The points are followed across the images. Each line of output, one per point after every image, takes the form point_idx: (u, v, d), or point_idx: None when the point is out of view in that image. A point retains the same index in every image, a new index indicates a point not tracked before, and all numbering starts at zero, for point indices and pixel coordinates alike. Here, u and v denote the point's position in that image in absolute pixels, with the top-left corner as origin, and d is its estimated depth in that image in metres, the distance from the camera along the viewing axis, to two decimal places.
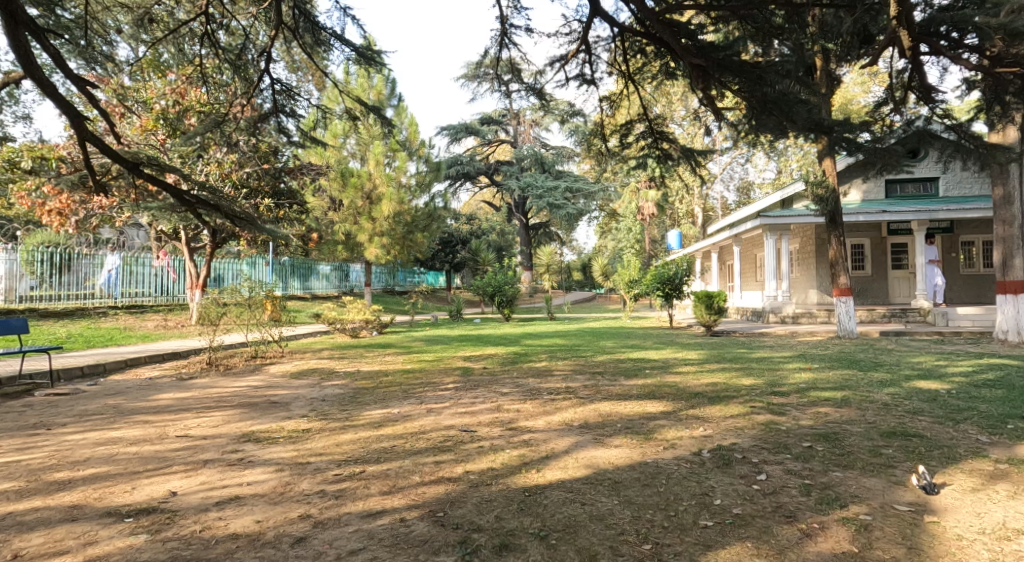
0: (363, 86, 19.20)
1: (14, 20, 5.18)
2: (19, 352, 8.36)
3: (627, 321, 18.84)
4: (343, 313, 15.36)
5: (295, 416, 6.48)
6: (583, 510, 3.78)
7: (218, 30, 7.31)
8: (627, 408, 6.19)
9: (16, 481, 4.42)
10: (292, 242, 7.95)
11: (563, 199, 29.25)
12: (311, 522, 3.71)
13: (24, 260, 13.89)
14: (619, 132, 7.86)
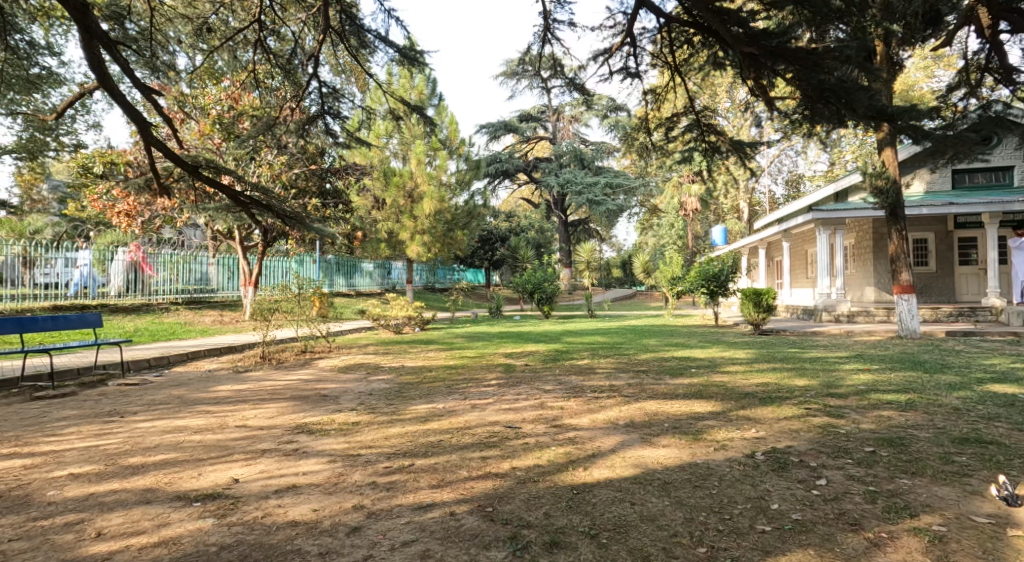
0: (405, 86, 19.39)
1: (89, 34, 5.39)
2: (93, 344, 8.74)
3: (669, 320, 18.50)
4: (387, 310, 15.56)
5: (345, 409, 6.61)
6: (633, 509, 3.73)
7: (269, 37, 7.49)
8: (674, 407, 6.10)
9: (94, 464, 4.64)
10: (339, 241, 8.07)
11: (602, 196, 28.94)
12: (364, 512, 3.77)
13: (96, 259, 14.63)
14: (665, 126, 7.69)
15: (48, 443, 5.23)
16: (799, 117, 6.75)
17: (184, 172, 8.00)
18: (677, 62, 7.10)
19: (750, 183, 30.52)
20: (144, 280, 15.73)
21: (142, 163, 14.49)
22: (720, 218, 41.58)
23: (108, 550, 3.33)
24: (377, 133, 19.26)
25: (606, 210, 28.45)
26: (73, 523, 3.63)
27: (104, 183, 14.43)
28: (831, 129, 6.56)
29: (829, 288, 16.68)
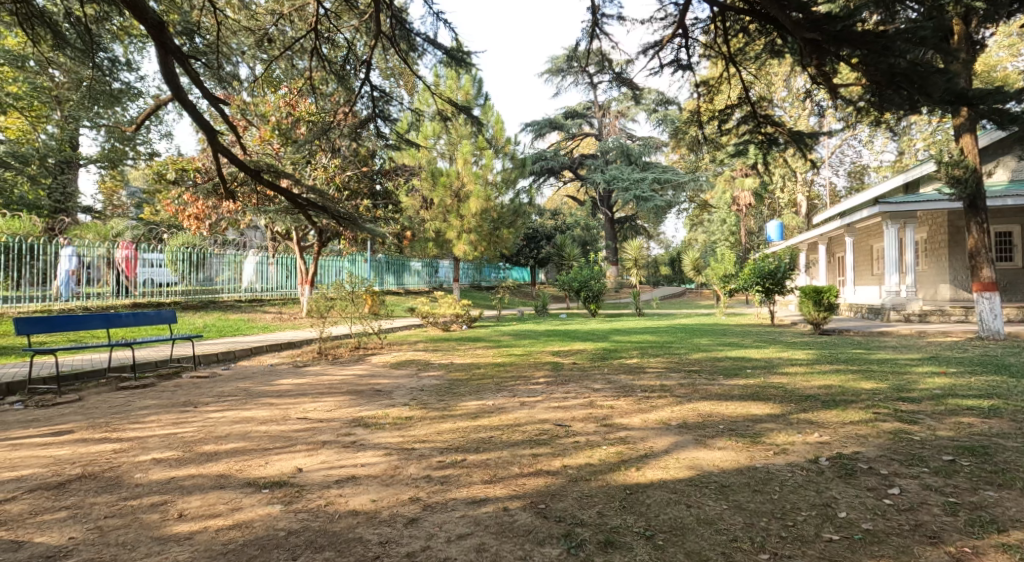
0: (452, 86, 19.55)
1: (165, 49, 5.65)
2: (168, 339, 9.15)
3: (722, 319, 18.14)
4: (435, 307, 15.74)
5: (398, 404, 6.74)
6: (689, 512, 3.67)
7: (324, 45, 7.66)
8: (730, 408, 5.98)
9: (174, 450, 4.90)
10: (390, 241, 8.17)
11: (650, 192, 28.55)
12: (420, 504, 3.85)
13: (169, 259, 15.27)
14: (717, 119, 7.46)
15: (129, 430, 5.53)
16: (867, 104, 6.47)
17: (247, 177, 8.27)
18: (732, 52, 6.89)
19: (808, 176, 29.47)
20: (209, 277, 16.36)
21: (210, 169, 15.15)
22: (775, 213, 40.40)
23: (187, 531, 3.50)
24: (425, 134, 19.51)
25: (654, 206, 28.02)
26: (158, 504, 3.84)
27: (176, 188, 15.12)
28: (902, 115, 6.29)
29: (898, 285, 16.02)
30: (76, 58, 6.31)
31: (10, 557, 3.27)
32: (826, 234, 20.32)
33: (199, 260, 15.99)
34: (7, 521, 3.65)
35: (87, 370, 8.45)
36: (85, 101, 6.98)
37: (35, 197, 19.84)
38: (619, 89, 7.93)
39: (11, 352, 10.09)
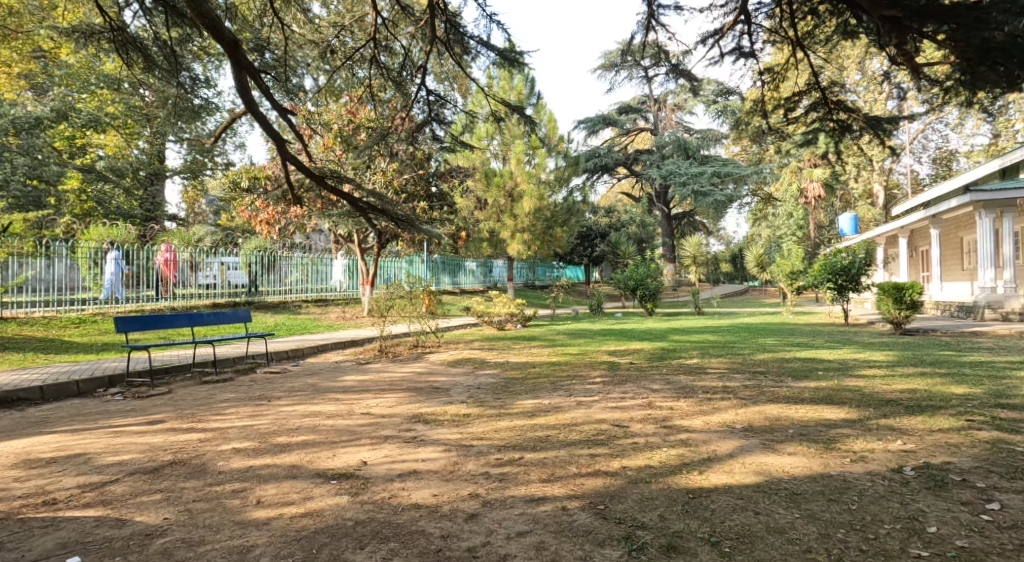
0: (505, 86, 19.69)
1: (238, 66, 5.94)
2: (243, 337, 9.59)
3: (790, 318, 17.56)
4: (490, 307, 15.76)
5: (456, 401, 6.87)
6: (757, 520, 3.61)
7: (381, 54, 7.86)
8: (799, 412, 5.81)
9: (250, 441, 5.16)
10: (447, 242, 8.28)
11: (710, 186, 27.81)
12: (480, 500, 3.93)
13: (244, 262, 15.84)
14: (782, 108, 7.12)
15: (210, 420, 5.87)
16: (955, 83, 6.12)
17: (313, 183, 8.58)
18: (799, 36, 6.44)
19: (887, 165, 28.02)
20: (278, 278, 16.99)
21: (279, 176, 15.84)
22: (847, 205, 38.70)
23: (265, 516, 3.70)
24: (478, 135, 19.73)
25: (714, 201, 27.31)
26: (237, 491, 4.07)
27: (249, 196, 15.87)
28: (997, 95, 5.88)
29: (994, 281, 15.13)
30: (161, 78, 6.73)
31: (111, 533, 3.54)
32: (906, 226, 19.37)
33: (269, 262, 16.65)
34: (108, 501, 3.96)
35: (175, 364, 9.05)
36: (170, 117, 7.42)
37: (129, 207, 21.35)
38: (677, 81, 7.78)
39: (112, 348, 10.95)
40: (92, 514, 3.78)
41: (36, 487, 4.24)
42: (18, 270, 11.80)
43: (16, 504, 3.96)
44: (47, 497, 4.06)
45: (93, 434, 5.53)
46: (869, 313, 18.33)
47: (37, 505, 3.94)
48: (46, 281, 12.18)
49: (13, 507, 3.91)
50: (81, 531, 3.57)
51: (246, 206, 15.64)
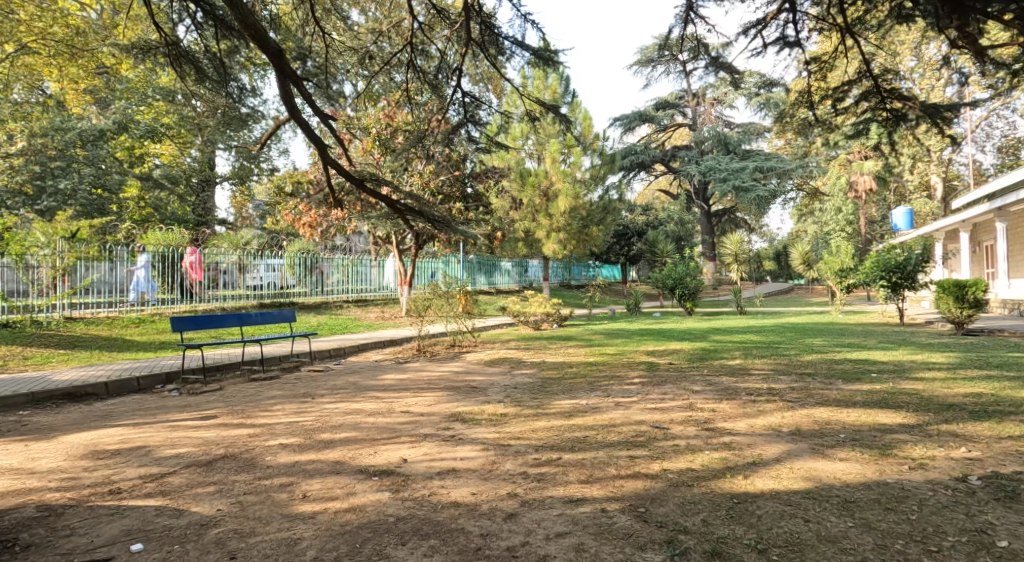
0: (539, 85, 19.68)
1: (283, 74, 6.09)
2: (288, 337, 9.83)
3: (839, 318, 17.02)
4: (526, 306, 15.76)
5: (493, 401, 6.91)
6: (807, 527, 3.51)
7: (418, 57, 7.94)
8: (851, 416, 5.63)
9: (296, 437, 5.30)
10: (483, 242, 8.31)
11: (751, 181, 27.22)
12: (518, 500, 3.95)
13: (288, 263, 16.31)
14: (830, 98, 6.80)
15: (258, 417, 6.05)
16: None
17: (353, 186, 8.72)
18: (848, 22, 5.94)
19: (945, 155, 26.74)
20: (321, 280, 17.36)
21: (320, 180, 16.16)
22: (901, 199, 37.26)
23: (311, 510, 3.81)
24: (513, 136, 19.75)
25: (756, 196, 26.74)
26: (285, 485, 4.19)
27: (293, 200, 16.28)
28: None
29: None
30: (211, 89, 6.98)
31: (170, 523, 3.69)
32: (968, 220, 18.57)
33: (312, 264, 17.03)
34: (166, 492, 4.12)
35: (225, 363, 9.38)
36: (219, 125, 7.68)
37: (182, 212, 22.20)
38: (716, 74, 7.65)
39: (168, 347, 11.35)
40: (152, 504, 3.94)
41: (101, 476, 4.45)
42: (85, 274, 12.48)
43: (83, 492, 4.17)
44: (111, 486, 4.26)
45: (151, 428, 5.77)
46: (929, 312, 17.26)
47: (103, 494, 4.13)
48: (110, 284, 12.83)
49: (81, 496, 4.12)
50: (143, 519, 3.74)
51: (289, 209, 16.02)
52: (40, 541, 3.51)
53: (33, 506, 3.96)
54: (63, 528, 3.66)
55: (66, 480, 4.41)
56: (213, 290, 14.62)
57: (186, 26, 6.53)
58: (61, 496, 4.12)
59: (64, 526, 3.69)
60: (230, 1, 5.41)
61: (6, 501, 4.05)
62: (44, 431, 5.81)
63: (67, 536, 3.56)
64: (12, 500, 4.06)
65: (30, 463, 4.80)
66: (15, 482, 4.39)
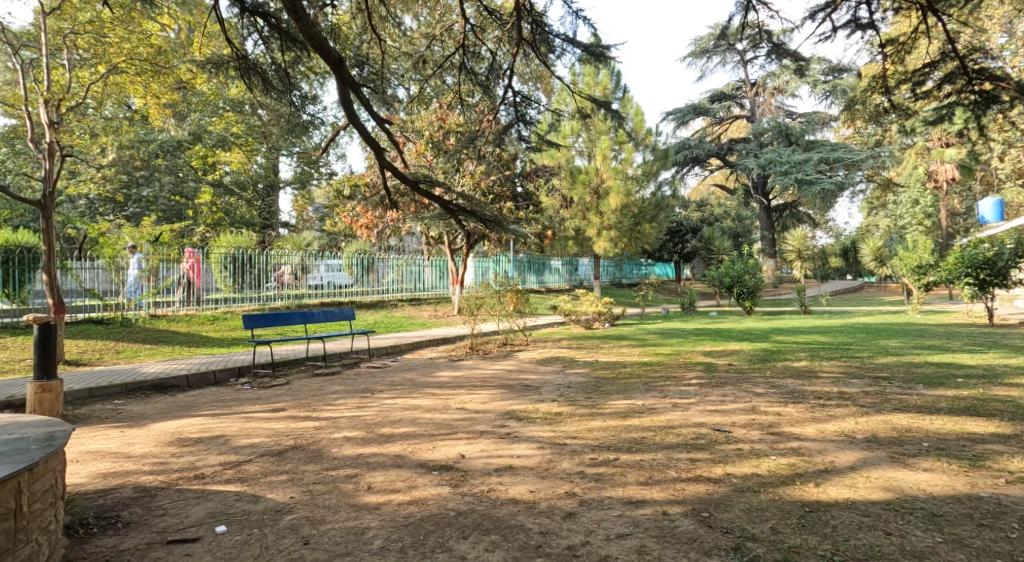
0: (590, 81, 19.51)
1: (343, 81, 6.24)
2: (347, 334, 10.08)
3: (917, 318, 16.14)
4: (577, 305, 15.70)
5: (547, 400, 6.89)
6: (889, 540, 3.32)
7: (469, 59, 8.01)
8: (934, 424, 5.33)
9: (359, 430, 5.45)
10: (535, 241, 8.28)
11: (816, 174, 26.16)
12: (577, 500, 3.94)
13: (345, 263, 16.79)
14: (909, 82, 6.40)
15: (323, 410, 6.24)
16: None
17: (408, 188, 8.84)
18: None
19: None
20: (377, 279, 17.77)
21: (376, 183, 16.51)
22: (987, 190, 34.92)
23: (376, 501, 3.90)
24: (563, 134, 19.63)
25: (821, 189, 25.66)
26: (350, 476, 4.30)
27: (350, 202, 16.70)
28: None
29: None
30: (276, 99, 7.26)
31: (250, 507, 3.85)
32: None
33: (369, 264, 17.46)
34: (245, 478, 4.31)
35: (290, 359, 9.71)
36: (283, 133, 7.93)
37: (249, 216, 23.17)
38: (779, 61, 7.40)
39: (240, 343, 11.84)
40: (232, 490, 4.12)
41: (187, 462, 4.69)
42: (167, 274, 13.29)
43: (172, 476, 4.40)
44: (196, 471, 4.48)
45: (228, 418, 6.03)
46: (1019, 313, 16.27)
47: (189, 478, 4.35)
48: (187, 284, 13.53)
49: (171, 479, 4.34)
50: (225, 504, 3.91)
51: (347, 211, 16.45)
52: (136, 519, 3.72)
53: (130, 487, 4.19)
54: (156, 508, 3.86)
55: (157, 464, 4.65)
56: (278, 290, 15.14)
57: (255, 40, 6.81)
58: (154, 479, 4.35)
59: (156, 506, 3.90)
60: (295, 13, 5.58)
61: (106, 481, 4.31)
62: (135, 419, 6.15)
63: (159, 516, 3.76)
64: (113, 480, 4.32)
65: (124, 448, 5.09)
66: (113, 464, 4.66)
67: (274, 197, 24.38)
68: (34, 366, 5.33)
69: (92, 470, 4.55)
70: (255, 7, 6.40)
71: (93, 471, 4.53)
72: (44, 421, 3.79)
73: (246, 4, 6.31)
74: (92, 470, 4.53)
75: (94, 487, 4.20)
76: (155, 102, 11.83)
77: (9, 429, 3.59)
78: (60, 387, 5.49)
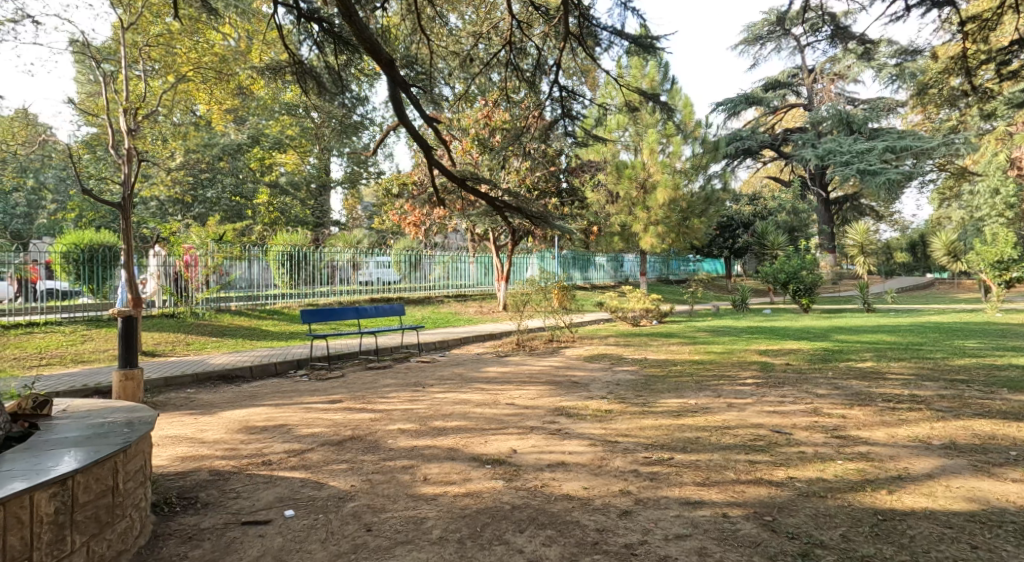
0: (637, 74, 19.21)
1: (393, 81, 6.28)
2: (397, 329, 10.21)
3: (995, 317, 15.19)
4: (623, 302, 15.53)
5: (597, 397, 6.82)
6: (972, 554, 3.14)
7: (516, 56, 7.94)
8: (1019, 432, 5.01)
9: (412, 423, 5.50)
10: (582, 238, 8.14)
11: (879, 163, 24.97)
12: (632, 498, 3.87)
13: (394, 260, 17.07)
14: (992, 62, 6.01)
15: (377, 402, 6.34)
16: None
17: (455, 186, 8.85)
18: None
19: None
20: (424, 275, 17.99)
21: (422, 181, 16.64)
22: None
23: (433, 492, 3.93)
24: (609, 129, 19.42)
25: (885, 179, 24.47)
26: (406, 468, 4.35)
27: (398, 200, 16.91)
28: None
29: None
30: (329, 101, 7.38)
31: (314, 493, 3.94)
32: None
33: (415, 261, 17.69)
34: (308, 466, 4.41)
35: (343, 352, 9.91)
36: (336, 136, 8.07)
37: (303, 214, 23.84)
38: (843, 45, 7.05)
39: (297, 336, 12.17)
40: (298, 476, 4.22)
41: (254, 448, 4.83)
42: (230, 270, 13.59)
43: (242, 461, 4.54)
44: (265, 457, 4.61)
45: (290, 408, 6.19)
46: None
47: (257, 464, 4.48)
48: (247, 281, 13.86)
49: (241, 464, 4.48)
50: (292, 489, 4.01)
51: (395, 208, 16.67)
52: (212, 500, 3.85)
53: (205, 470, 4.36)
54: (229, 491, 3.99)
55: (228, 449, 4.82)
56: (331, 286, 15.49)
57: (309, 45, 6.96)
58: (226, 463, 4.51)
59: (230, 489, 4.03)
60: (348, 16, 5.62)
61: (183, 464, 4.49)
62: (205, 407, 6.39)
63: (232, 498, 3.88)
64: (190, 463, 4.49)
65: (197, 434, 5.29)
66: (189, 448, 4.85)
67: (326, 197, 25.00)
68: (118, 355, 5.59)
69: (170, 453, 4.74)
70: (310, 13, 6.52)
71: (172, 454, 4.71)
72: (130, 406, 3.96)
73: (302, 10, 6.44)
74: (170, 454, 4.72)
75: (173, 469, 4.37)
76: (216, 106, 12.27)
77: (100, 414, 3.77)
78: (142, 376, 5.74)
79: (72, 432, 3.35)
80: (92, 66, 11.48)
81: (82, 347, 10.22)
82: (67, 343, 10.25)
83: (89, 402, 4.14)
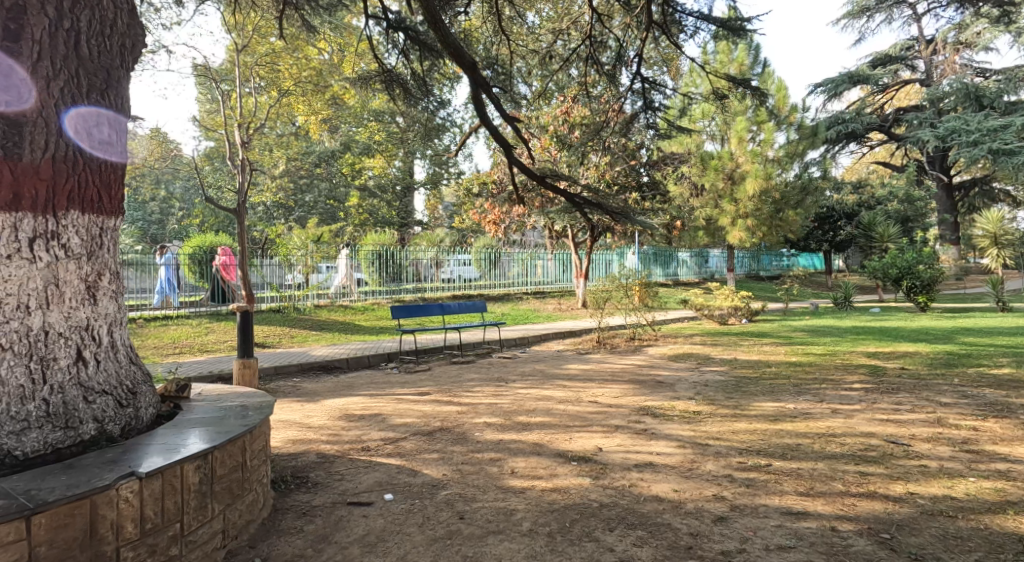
0: (724, 59, 18.43)
1: (475, 84, 6.31)
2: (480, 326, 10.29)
3: None
4: (709, 300, 15.00)
5: (684, 397, 6.57)
6: None
7: (597, 49, 7.76)
8: None
9: (498, 418, 5.49)
10: (665, 234, 7.83)
11: (1017, 141, 22.46)
12: (728, 504, 3.67)
13: (474, 258, 17.27)
14: None
15: (464, 396, 6.40)
16: None
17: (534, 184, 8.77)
18: None
19: None
20: (504, 273, 18.09)
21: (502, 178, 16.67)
22: None
23: (521, 486, 3.90)
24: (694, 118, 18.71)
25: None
26: (496, 461, 4.33)
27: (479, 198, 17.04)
28: None
29: None
30: (414, 106, 7.47)
31: (410, 480, 4.00)
32: None
33: (495, 259, 17.81)
34: (403, 454, 4.49)
35: (428, 347, 10.09)
36: (420, 139, 8.20)
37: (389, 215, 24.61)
38: None
39: (388, 331, 12.54)
40: (394, 463, 4.31)
41: (354, 435, 4.98)
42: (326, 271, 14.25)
43: (344, 446, 4.69)
44: (363, 444, 4.74)
45: (383, 398, 6.36)
46: None
47: (357, 449, 4.61)
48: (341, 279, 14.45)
49: (343, 449, 4.63)
50: (390, 475, 4.09)
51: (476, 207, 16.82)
52: (320, 481, 3.99)
53: (312, 453, 4.53)
54: (334, 473, 4.12)
55: (331, 435, 4.99)
56: (417, 284, 15.87)
57: (395, 53, 7.11)
58: (331, 447, 4.67)
59: (334, 471, 4.17)
60: (434, 22, 5.66)
61: (294, 446, 4.69)
62: (309, 395, 6.68)
63: (337, 480, 4.01)
64: (299, 446, 4.69)
65: (304, 419, 5.53)
66: (298, 432, 5.07)
67: (410, 197, 25.65)
68: (237, 345, 5.91)
69: (280, 435, 4.97)
70: (398, 21, 6.71)
71: (282, 436, 4.94)
72: (252, 391, 4.17)
73: (390, 19, 6.68)
74: (282, 436, 4.95)
75: (285, 451, 4.57)
76: (313, 117, 12.94)
77: (227, 398, 3.98)
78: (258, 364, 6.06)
79: (205, 414, 3.54)
80: (212, 87, 12.42)
81: (207, 338, 10.95)
82: (195, 334, 11.02)
83: (219, 386, 4.41)
